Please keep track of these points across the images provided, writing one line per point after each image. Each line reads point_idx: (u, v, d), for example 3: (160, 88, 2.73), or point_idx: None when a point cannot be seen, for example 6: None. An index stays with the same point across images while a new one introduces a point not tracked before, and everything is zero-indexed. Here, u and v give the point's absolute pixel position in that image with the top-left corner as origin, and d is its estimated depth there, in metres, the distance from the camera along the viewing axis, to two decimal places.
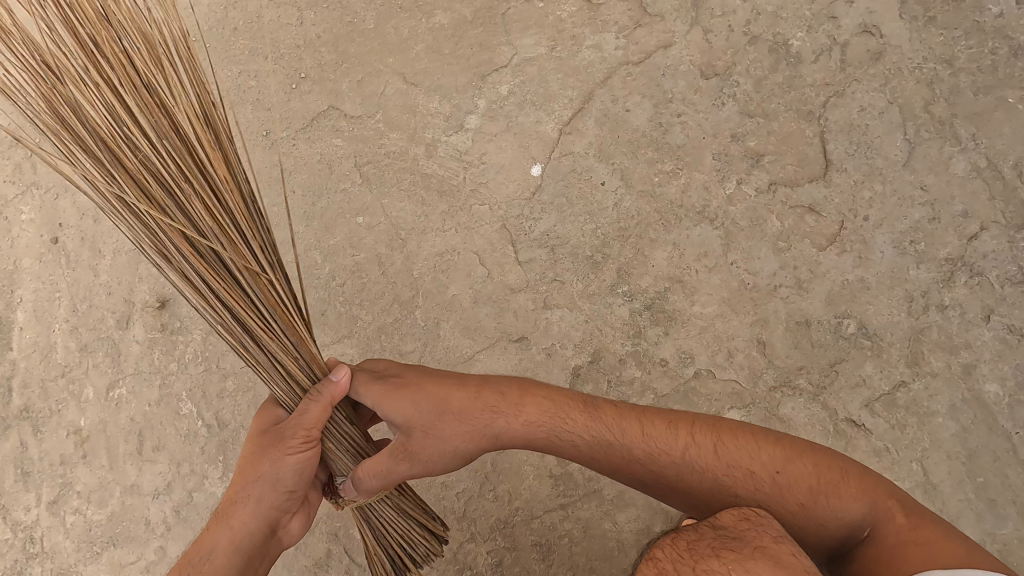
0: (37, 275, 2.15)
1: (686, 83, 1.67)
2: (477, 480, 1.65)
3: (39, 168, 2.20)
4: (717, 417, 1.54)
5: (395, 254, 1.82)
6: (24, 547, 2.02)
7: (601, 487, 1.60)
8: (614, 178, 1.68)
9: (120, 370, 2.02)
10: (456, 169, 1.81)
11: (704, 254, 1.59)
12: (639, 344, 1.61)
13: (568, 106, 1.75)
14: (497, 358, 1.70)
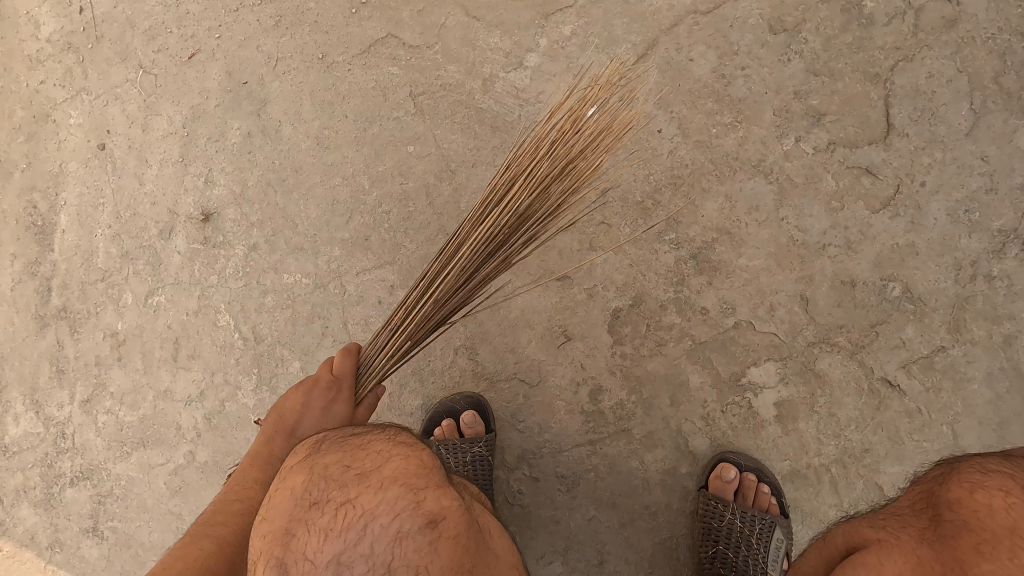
0: (82, 179, 2.17)
1: (753, 37, 1.65)
2: (507, 411, 1.71)
3: (89, 75, 2.21)
4: (752, 367, 1.57)
5: (443, 185, 1.84)
6: (56, 441, 2.08)
7: (631, 427, 1.62)
8: (671, 126, 1.68)
9: (159, 278, 2.05)
10: (512, 106, 1.81)
11: (755, 208, 1.60)
12: (682, 291, 1.63)
13: (631, 51, 1.74)
14: (538, 295, 1.73)
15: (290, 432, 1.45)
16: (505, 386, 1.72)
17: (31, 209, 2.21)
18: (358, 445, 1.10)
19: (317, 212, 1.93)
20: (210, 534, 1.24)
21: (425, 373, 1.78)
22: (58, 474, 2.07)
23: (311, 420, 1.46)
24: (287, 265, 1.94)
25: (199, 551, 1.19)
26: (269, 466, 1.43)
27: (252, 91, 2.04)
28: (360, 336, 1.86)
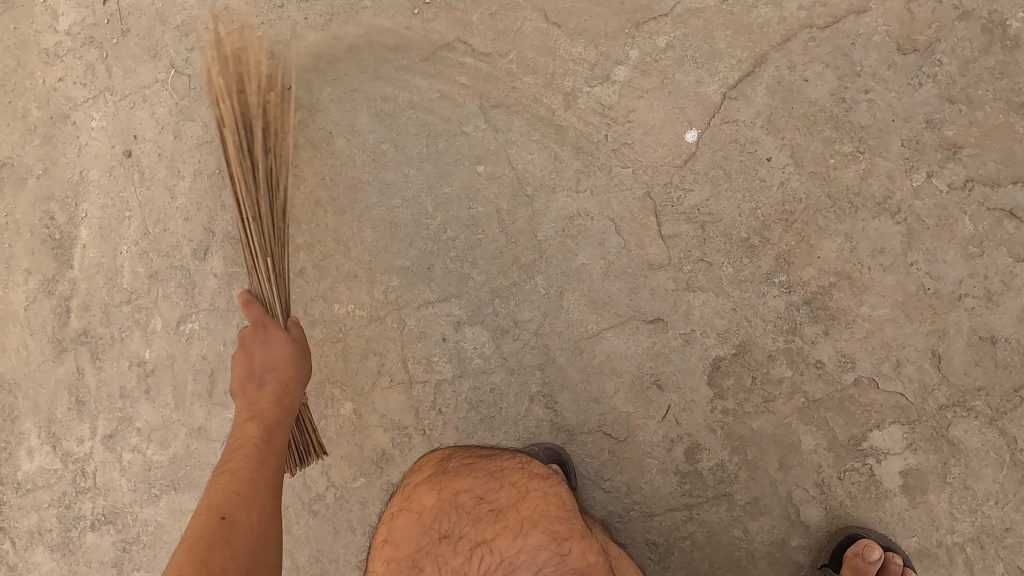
0: (105, 190, 1.97)
1: (879, 57, 1.46)
2: (590, 468, 1.55)
3: (114, 73, 1.99)
4: (875, 430, 1.41)
5: (518, 211, 1.64)
6: (75, 480, 1.90)
7: (733, 491, 1.47)
8: (782, 154, 1.50)
9: (193, 303, 1.86)
10: (597, 125, 1.61)
11: (881, 250, 1.43)
12: (794, 341, 1.46)
13: (735, 68, 1.54)
14: (627, 339, 1.55)
15: (249, 378, 1.49)
16: (588, 439, 1.56)
17: (47, 220, 1.99)
18: (499, 475, 1.33)
19: (372, 236, 1.74)
20: (235, 468, 1.37)
21: (496, 421, 1.61)
22: (78, 515, 1.89)
23: (283, 370, 1.50)
24: (338, 294, 1.75)
25: (224, 482, 1.33)
26: (258, 406, 1.46)
27: (298, 98, 1.83)
28: (420, 378, 1.67)
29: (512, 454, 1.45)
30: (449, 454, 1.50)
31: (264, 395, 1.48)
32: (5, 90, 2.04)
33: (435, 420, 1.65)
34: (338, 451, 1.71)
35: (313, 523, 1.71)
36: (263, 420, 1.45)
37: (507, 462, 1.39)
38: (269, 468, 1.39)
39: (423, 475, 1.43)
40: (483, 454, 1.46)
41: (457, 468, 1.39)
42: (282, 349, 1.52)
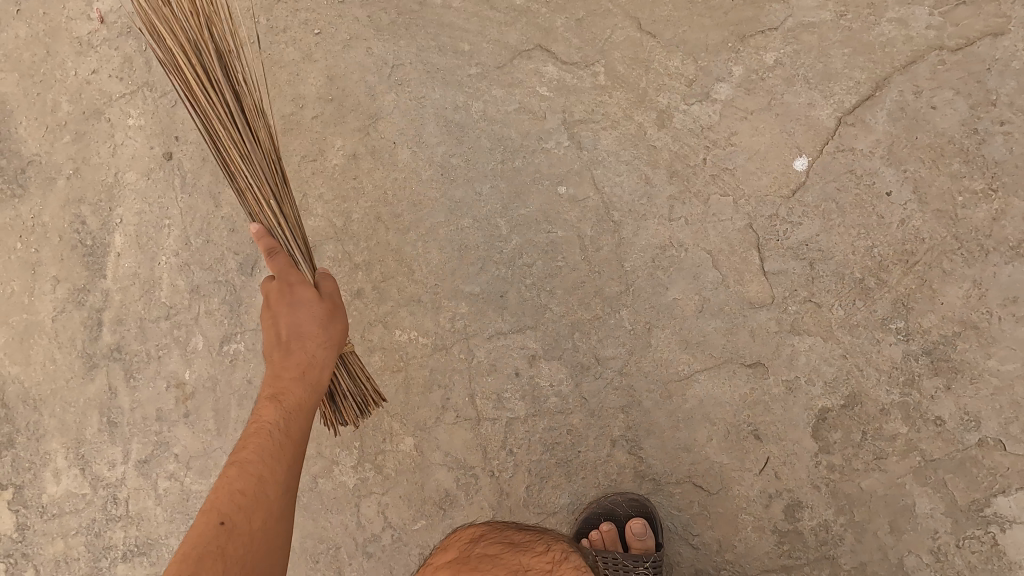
0: (142, 195, 1.82)
1: (1017, 85, 1.33)
2: (676, 522, 1.43)
3: (154, 67, 1.83)
4: (1000, 497, 1.29)
5: (603, 238, 1.51)
6: (105, 507, 1.76)
7: (839, 555, 1.35)
8: (903, 189, 1.37)
9: (238, 322, 1.72)
10: (694, 147, 1.48)
11: (1013, 300, 1.30)
12: (910, 394, 1.34)
13: (853, 91, 1.41)
14: (723, 384, 1.42)
15: (284, 339, 1.17)
16: (676, 490, 1.43)
17: (78, 225, 1.84)
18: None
19: (439, 257, 1.60)
20: (240, 457, 1.05)
21: (573, 466, 1.49)
22: (107, 545, 1.75)
23: (309, 319, 1.17)
24: (399, 319, 1.61)
25: (227, 476, 1.03)
26: (287, 375, 1.14)
27: (359, 102, 1.68)
28: (490, 415, 1.54)
29: (547, 541, 1.14)
30: (480, 534, 1.22)
31: (300, 354, 1.16)
32: (34, 81, 1.88)
33: (505, 462, 1.52)
34: (395, 490, 1.58)
35: (367, 566, 1.58)
36: (287, 393, 1.13)
37: (535, 559, 1.07)
38: (275, 474, 1.05)
39: (448, 559, 1.18)
40: (512, 542, 1.15)
41: (477, 558, 1.11)
42: (313, 311, 1.18)
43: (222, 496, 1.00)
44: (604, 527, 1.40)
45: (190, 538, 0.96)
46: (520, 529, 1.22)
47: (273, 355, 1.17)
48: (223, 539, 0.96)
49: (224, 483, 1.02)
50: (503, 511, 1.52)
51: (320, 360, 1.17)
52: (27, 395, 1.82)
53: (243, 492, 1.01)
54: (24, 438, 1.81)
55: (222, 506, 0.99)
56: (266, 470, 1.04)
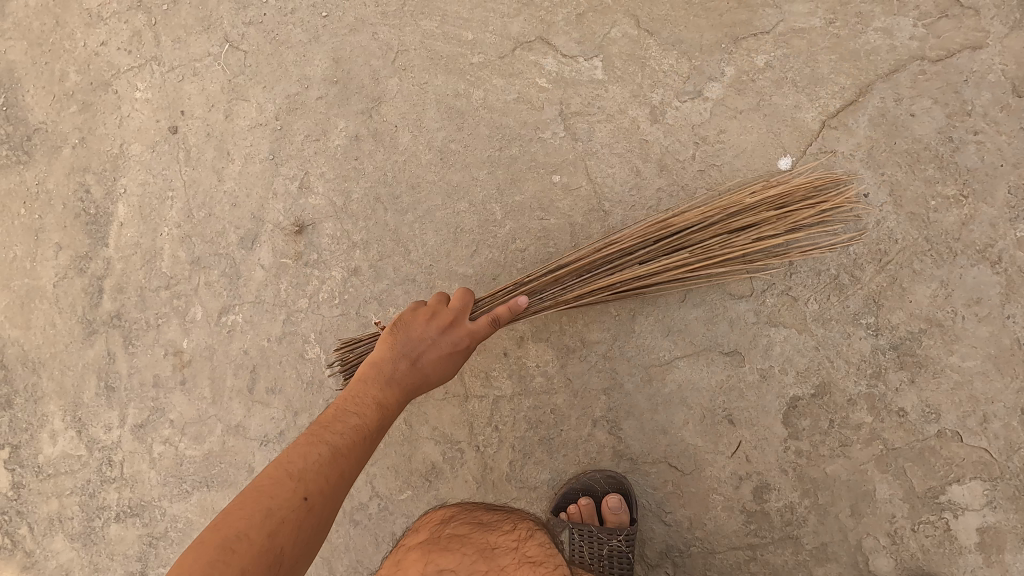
0: (147, 167, 1.86)
1: (992, 97, 1.40)
2: (650, 499, 1.50)
3: (163, 42, 1.87)
4: (954, 485, 1.37)
5: (594, 226, 1.57)
6: (100, 469, 1.81)
7: (801, 535, 1.42)
8: (880, 191, 1.44)
9: (237, 294, 1.77)
10: (685, 143, 1.54)
11: (976, 300, 1.38)
12: (876, 386, 1.41)
13: (837, 95, 1.47)
14: (701, 370, 1.49)
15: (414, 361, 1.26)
16: (651, 469, 1.50)
17: (82, 193, 1.88)
18: (488, 556, 1.16)
19: (435, 239, 1.65)
20: (327, 441, 1.11)
21: (555, 443, 1.55)
22: (101, 506, 1.80)
23: (439, 357, 1.27)
24: (394, 297, 1.66)
25: (319, 458, 1.07)
26: (386, 393, 1.23)
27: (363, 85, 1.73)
28: (477, 392, 1.60)
29: (514, 524, 1.29)
30: (450, 516, 1.37)
31: (403, 375, 1.25)
32: (42, 50, 1.91)
33: (490, 437, 1.59)
34: (383, 461, 1.64)
35: (354, 533, 1.64)
36: (385, 403, 1.22)
37: (502, 537, 1.23)
38: (354, 451, 1.12)
39: (420, 539, 1.30)
40: (481, 523, 1.29)
41: (447, 539, 1.23)
42: (456, 361, 1.30)
43: (305, 474, 1.04)
44: (582, 501, 1.48)
45: (274, 497, 1.00)
46: (487, 511, 1.38)
47: (373, 372, 1.25)
48: (301, 514, 1.00)
49: (307, 459, 1.06)
50: (486, 485, 1.58)
51: (398, 396, 1.24)
52: (27, 357, 1.87)
53: (328, 479, 1.06)
54: (23, 399, 1.86)
55: (310, 485, 1.03)
56: (344, 464, 1.09)
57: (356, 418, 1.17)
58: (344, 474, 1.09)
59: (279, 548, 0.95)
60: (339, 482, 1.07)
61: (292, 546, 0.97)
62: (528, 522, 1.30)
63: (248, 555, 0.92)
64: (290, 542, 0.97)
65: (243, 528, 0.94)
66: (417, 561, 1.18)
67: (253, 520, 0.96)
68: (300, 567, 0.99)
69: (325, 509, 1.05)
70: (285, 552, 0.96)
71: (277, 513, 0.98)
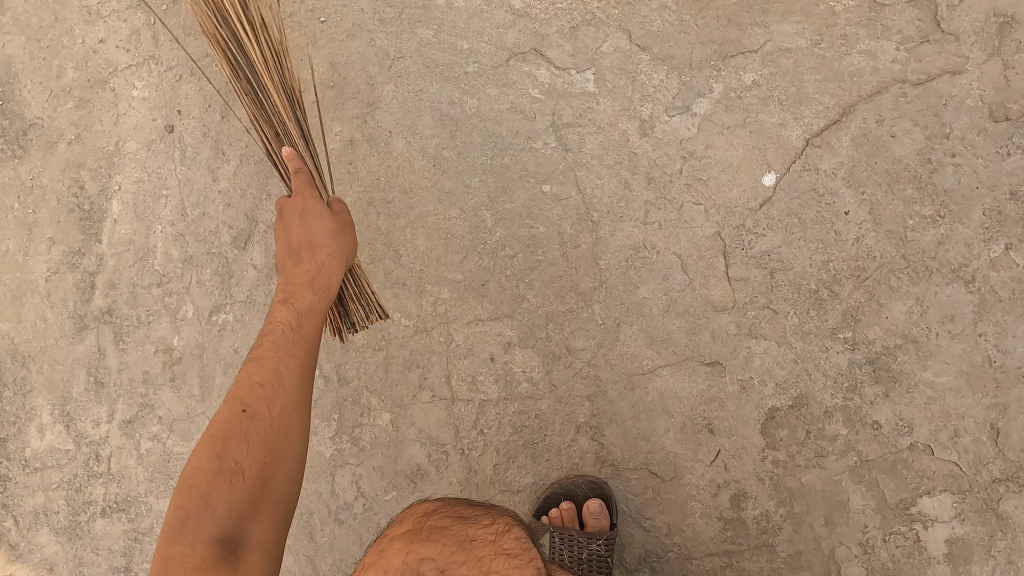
0: (143, 165, 1.88)
1: (970, 121, 1.44)
2: (630, 505, 1.53)
3: (161, 42, 1.89)
4: (925, 497, 1.40)
5: (582, 236, 1.60)
6: (87, 463, 1.82)
7: (776, 543, 1.46)
8: (860, 209, 1.48)
9: (229, 293, 1.79)
10: (673, 156, 1.57)
11: (950, 318, 1.42)
12: (852, 399, 1.45)
13: (822, 115, 1.51)
14: (682, 379, 1.52)
15: (297, 247, 1.25)
16: (632, 476, 1.53)
17: (76, 189, 1.90)
18: (466, 547, 1.17)
19: (426, 244, 1.68)
20: (260, 355, 1.13)
21: (538, 448, 1.58)
22: (87, 500, 1.81)
23: (329, 250, 1.24)
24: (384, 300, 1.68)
25: (249, 372, 1.10)
26: (297, 286, 1.22)
27: (359, 91, 1.75)
28: (464, 396, 1.63)
29: (493, 518, 1.27)
30: (433, 509, 1.37)
31: (309, 265, 1.23)
32: (41, 46, 1.92)
33: (475, 441, 1.61)
34: (369, 462, 1.66)
35: (338, 532, 1.66)
36: (300, 297, 1.21)
37: (480, 530, 1.22)
38: (287, 354, 1.12)
39: (400, 529, 1.30)
40: (461, 517, 1.29)
41: (428, 531, 1.24)
42: (344, 241, 1.26)
43: (232, 391, 1.07)
44: (563, 506, 1.51)
45: (216, 422, 1.05)
46: (470, 505, 1.38)
47: (284, 282, 1.24)
48: (244, 425, 1.04)
49: (236, 383, 1.09)
50: (470, 487, 1.61)
51: (322, 258, 1.24)
52: (17, 351, 1.87)
53: (263, 390, 1.08)
54: (11, 392, 1.87)
55: (243, 397, 1.07)
56: (263, 375, 1.09)
57: (275, 320, 1.18)
58: (281, 377, 1.10)
59: (233, 463, 1.01)
60: (275, 381, 1.09)
61: (247, 458, 1.02)
62: (507, 516, 1.29)
63: (202, 483, 0.99)
64: (242, 454, 1.02)
65: (197, 460, 1.01)
66: (400, 549, 1.19)
67: (202, 450, 1.02)
68: (271, 473, 1.04)
69: (270, 409, 1.07)
70: (242, 465, 1.01)
71: (226, 437, 1.03)
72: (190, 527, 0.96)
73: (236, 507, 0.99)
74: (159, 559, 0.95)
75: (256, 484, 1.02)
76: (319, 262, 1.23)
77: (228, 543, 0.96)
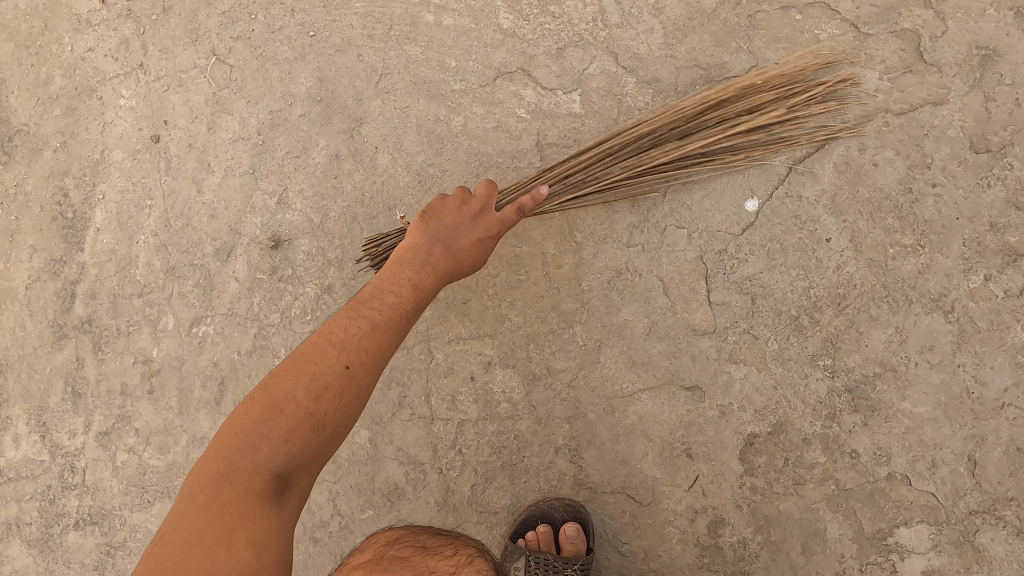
0: (127, 174, 1.87)
1: (951, 151, 1.45)
2: (609, 530, 1.52)
3: (150, 51, 1.89)
4: (901, 527, 1.40)
5: (565, 256, 1.61)
6: (62, 474, 1.80)
7: (752, 570, 1.45)
8: (842, 237, 1.48)
9: (209, 306, 1.77)
10: (656, 179, 1.59)
11: (929, 347, 1.42)
12: (831, 428, 1.44)
13: (804, 142, 1.53)
14: (662, 404, 1.52)
15: (443, 246, 1.32)
16: (610, 499, 1.52)
17: (61, 197, 1.90)
18: None
19: None
20: (367, 316, 1.16)
21: (516, 469, 1.57)
22: (61, 512, 1.78)
23: (469, 241, 1.33)
24: None
25: (361, 329, 1.12)
26: (418, 275, 1.28)
27: (347, 106, 1.77)
28: (443, 415, 1.62)
29: (454, 550, 1.41)
30: (398, 537, 1.45)
31: (438, 258, 1.31)
32: (29, 53, 1.93)
33: (454, 460, 1.60)
34: (347, 479, 1.64)
35: (313, 551, 1.64)
36: (420, 285, 1.27)
37: (440, 561, 1.35)
38: (392, 325, 1.17)
39: (364, 558, 1.41)
40: (424, 548, 1.39)
41: (390, 560, 1.35)
42: (488, 247, 1.36)
43: (345, 345, 1.09)
44: (540, 530, 1.49)
45: (319, 364, 1.06)
46: (433, 534, 1.48)
47: (408, 256, 1.30)
48: (343, 380, 1.06)
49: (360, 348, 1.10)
50: (448, 508, 1.59)
51: (435, 271, 1.30)
52: None
53: (368, 349, 1.11)
54: None
55: (350, 353, 1.08)
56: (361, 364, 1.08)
57: (393, 295, 1.22)
58: (380, 330, 1.14)
59: (322, 413, 1.03)
60: (381, 355, 1.12)
61: (336, 415, 1.04)
62: (468, 548, 1.43)
63: (291, 418, 1.00)
64: (333, 409, 1.04)
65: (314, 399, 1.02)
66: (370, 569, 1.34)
67: (301, 384, 1.03)
68: (341, 433, 1.06)
69: (366, 378, 1.10)
70: (327, 418, 1.03)
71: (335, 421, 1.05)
72: (260, 451, 0.97)
73: (306, 452, 1.01)
74: (221, 462, 0.95)
75: (328, 438, 1.03)
76: (437, 244, 1.31)
77: (280, 479, 0.98)
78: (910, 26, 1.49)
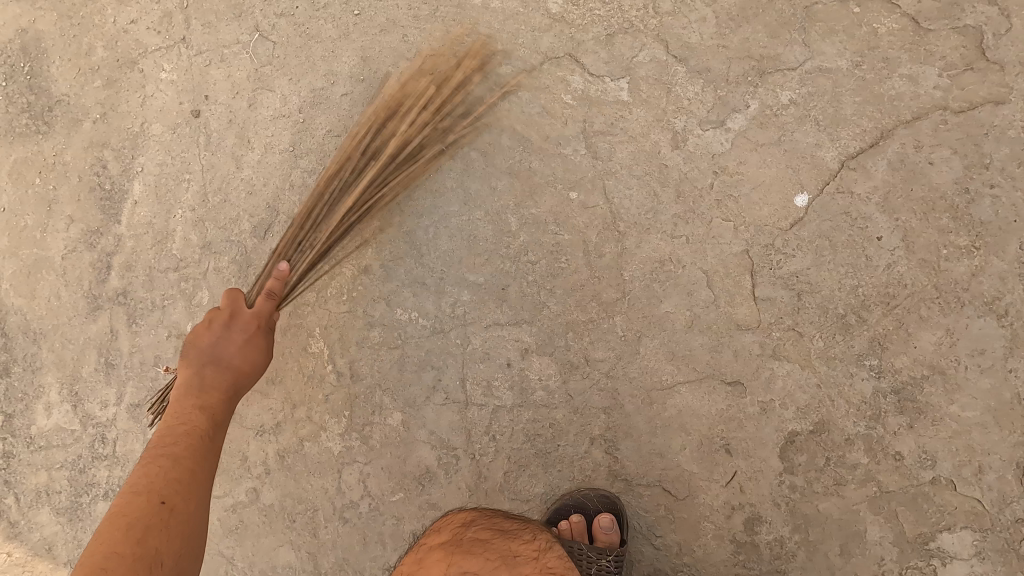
0: (166, 148, 1.87)
1: (1010, 152, 1.42)
2: (643, 523, 1.50)
3: (192, 25, 1.88)
4: (944, 533, 1.37)
5: (607, 245, 1.59)
6: (93, 445, 1.80)
7: (789, 569, 1.43)
8: (894, 236, 1.46)
9: (245, 282, 1.77)
10: (704, 170, 1.56)
11: (981, 351, 1.39)
12: (875, 429, 1.42)
13: (858, 137, 1.50)
14: (702, 398, 1.50)
15: (208, 362, 1.41)
16: (645, 492, 1.50)
17: (98, 168, 1.90)
18: (509, 562, 1.22)
19: (448, 245, 1.67)
20: (164, 454, 1.27)
21: (550, 458, 1.55)
22: (91, 482, 1.79)
23: (235, 346, 1.43)
24: (402, 299, 1.67)
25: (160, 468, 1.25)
26: (183, 419, 1.34)
27: (390, 87, 1.75)
28: (478, 401, 1.60)
29: (533, 534, 1.32)
30: (472, 521, 1.40)
31: (210, 376, 1.40)
32: (72, 23, 1.93)
33: (487, 447, 1.59)
34: (378, 461, 1.64)
35: (342, 530, 1.64)
36: (195, 423, 1.34)
37: (523, 546, 1.27)
38: (174, 472, 1.25)
39: (441, 539, 1.36)
40: (503, 531, 1.33)
41: (470, 543, 1.29)
42: (257, 346, 1.45)
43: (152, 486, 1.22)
44: (573, 519, 1.47)
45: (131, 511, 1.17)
46: (508, 518, 1.41)
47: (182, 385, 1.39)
48: (162, 515, 1.18)
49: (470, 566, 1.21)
50: (480, 494, 1.58)
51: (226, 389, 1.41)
52: (29, 327, 1.88)
53: (172, 479, 1.24)
54: (22, 368, 1.87)
55: (161, 492, 1.21)
56: (184, 447, 1.30)
57: (178, 435, 1.31)
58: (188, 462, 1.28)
59: (154, 549, 1.13)
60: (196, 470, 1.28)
61: (166, 547, 1.15)
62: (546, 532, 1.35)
63: (130, 547, 1.11)
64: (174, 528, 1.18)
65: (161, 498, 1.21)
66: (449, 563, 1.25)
67: (124, 538, 1.12)
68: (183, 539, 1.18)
69: (188, 494, 1.24)
70: (160, 554, 1.13)
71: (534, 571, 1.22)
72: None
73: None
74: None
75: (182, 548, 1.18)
76: (206, 372, 1.40)
77: None
78: (973, 22, 1.46)
